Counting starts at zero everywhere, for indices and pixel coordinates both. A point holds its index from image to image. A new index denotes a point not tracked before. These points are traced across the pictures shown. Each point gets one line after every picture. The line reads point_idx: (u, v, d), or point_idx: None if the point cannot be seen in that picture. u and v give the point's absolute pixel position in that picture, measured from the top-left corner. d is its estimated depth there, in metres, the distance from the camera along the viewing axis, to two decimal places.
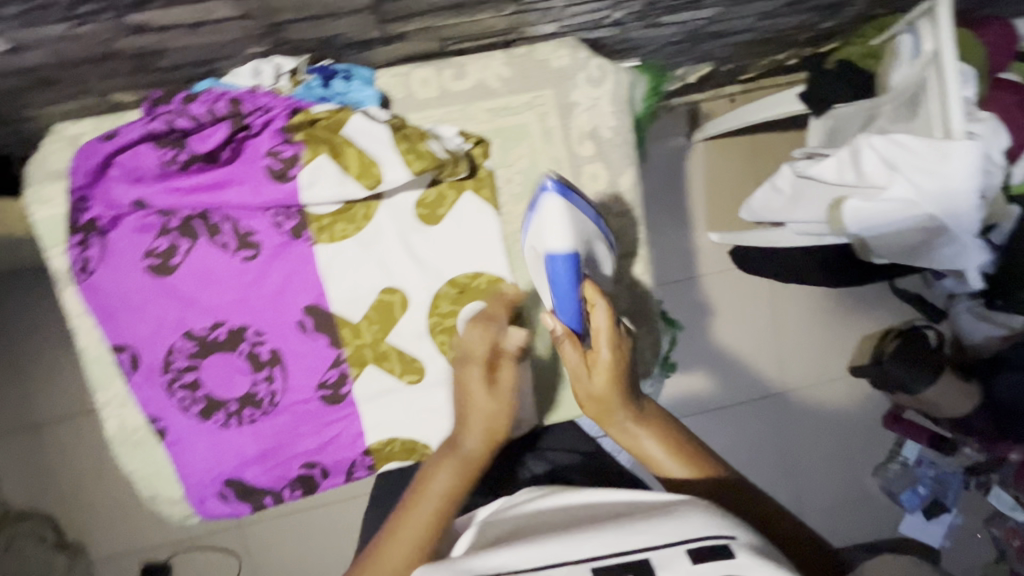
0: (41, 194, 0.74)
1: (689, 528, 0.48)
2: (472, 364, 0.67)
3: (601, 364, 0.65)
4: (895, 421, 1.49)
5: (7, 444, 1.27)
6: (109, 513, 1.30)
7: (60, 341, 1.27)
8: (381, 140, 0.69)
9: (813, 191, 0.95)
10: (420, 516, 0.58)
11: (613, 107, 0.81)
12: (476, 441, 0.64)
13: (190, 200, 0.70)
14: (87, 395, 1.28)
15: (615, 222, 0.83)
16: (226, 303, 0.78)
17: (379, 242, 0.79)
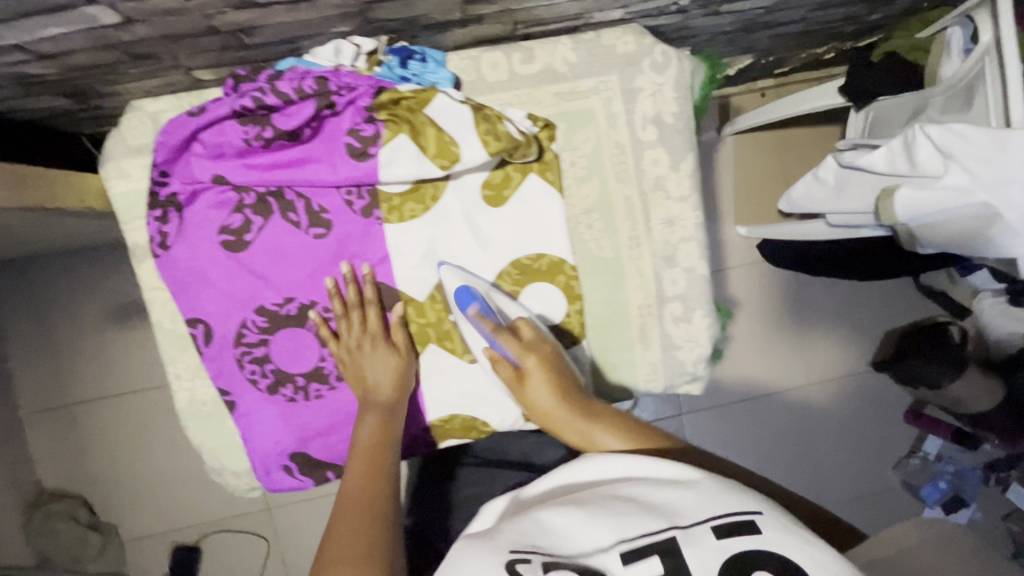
0: (121, 170, 0.77)
1: (716, 504, 0.44)
2: (372, 338, 0.79)
3: (536, 373, 0.69)
4: (916, 417, 1.51)
5: (45, 423, 1.29)
6: (142, 494, 1.32)
7: (101, 322, 1.29)
8: (463, 121, 0.71)
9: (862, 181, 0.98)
10: (356, 452, 0.69)
11: (676, 92, 0.82)
12: (386, 389, 0.77)
13: (272, 175, 0.73)
14: (125, 376, 1.30)
15: (674, 207, 0.85)
16: (297, 279, 0.80)
17: (446, 222, 0.80)
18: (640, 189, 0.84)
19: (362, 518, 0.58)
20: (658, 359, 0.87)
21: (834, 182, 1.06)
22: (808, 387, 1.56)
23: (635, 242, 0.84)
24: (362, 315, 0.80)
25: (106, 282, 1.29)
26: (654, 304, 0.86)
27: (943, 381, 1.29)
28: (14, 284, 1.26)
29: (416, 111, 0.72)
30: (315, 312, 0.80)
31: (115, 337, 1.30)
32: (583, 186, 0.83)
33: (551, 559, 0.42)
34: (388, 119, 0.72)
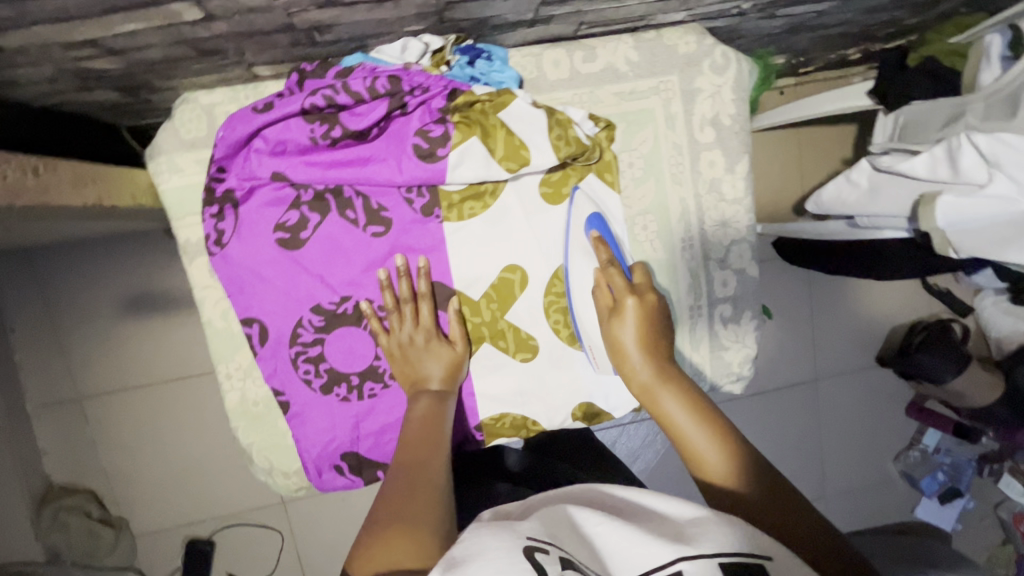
0: (173, 165, 0.75)
1: (715, 539, 0.43)
2: (431, 337, 0.79)
3: (630, 313, 0.70)
4: (917, 411, 1.51)
5: (54, 416, 1.26)
6: (156, 489, 1.31)
7: (117, 315, 1.26)
8: (534, 126, 0.74)
9: (902, 186, 0.94)
10: (409, 436, 0.68)
11: (734, 94, 0.84)
12: (439, 378, 0.77)
13: (335, 174, 0.73)
14: (142, 370, 1.28)
15: (728, 209, 0.86)
16: (353, 277, 0.79)
17: (505, 221, 0.81)
18: (695, 190, 0.85)
19: (413, 492, 0.57)
20: (707, 359, 0.89)
21: (867, 185, 1.01)
22: (816, 383, 1.51)
23: (687, 244, 0.86)
24: (414, 310, 0.79)
25: (123, 272, 1.26)
26: (703, 306, 0.88)
27: (945, 378, 1.28)
28: (23, 275, 1.22)
29: (488, 114, 0.74)
30: (367, 300, 0.79)
31: (130, 331, 1.27)
32: (640, 186, 0.84)
33: (567, 557, 0.43)
34: (460, 120, 0.74)
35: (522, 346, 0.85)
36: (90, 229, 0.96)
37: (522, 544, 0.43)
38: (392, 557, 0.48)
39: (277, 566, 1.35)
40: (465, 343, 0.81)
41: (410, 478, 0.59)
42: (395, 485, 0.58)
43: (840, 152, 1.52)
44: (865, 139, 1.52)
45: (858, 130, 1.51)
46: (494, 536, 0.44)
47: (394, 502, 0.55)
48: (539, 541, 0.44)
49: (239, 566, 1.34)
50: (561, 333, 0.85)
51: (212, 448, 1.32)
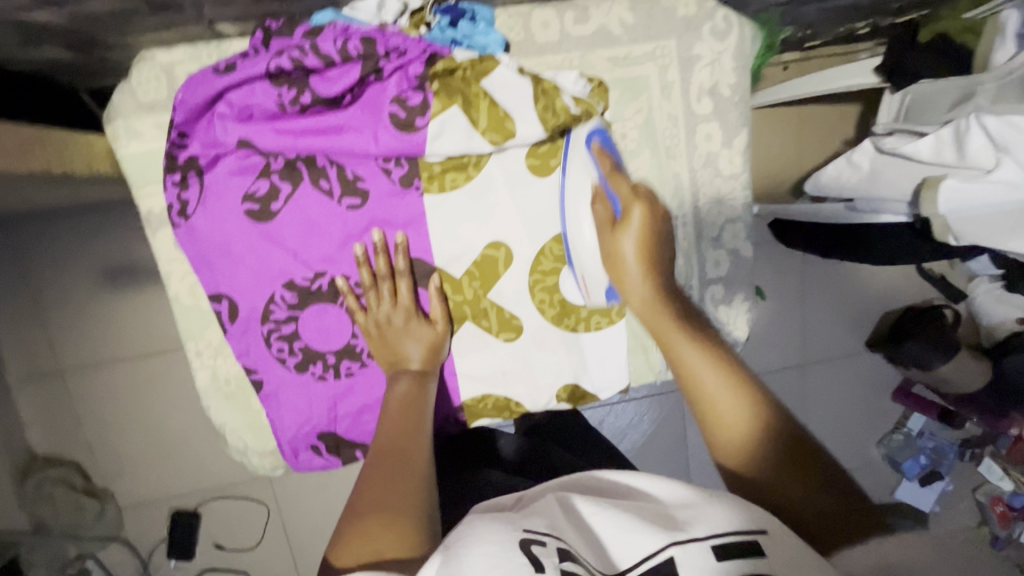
0: (131, 129, 0.69)
1: (715, 525, 0.41)
2: (411, 317, 0.75)
3: (636, 225, 0.63)
4: (902, 395, 1.50)
5: (35, 388, 1.23)
6: (137, 463, 1.29)
7: (91, 285, 1.23)
8: (519, 93, 0.70)
9: (901, 168, 0.91)
10: (388, 418, 0.65)
11: (734, 63, 0.79)
12: (420, 355, 0.74)
13: (306, 142, 0.68)
14: (120, 343, 1.25)
15: (724, 185, 0.83)
16: (328, 252, 0.76)
17: (489, 195, 0.77)
18: (691, 165, 0.81)
19: (398, 479, 0.55)
20: None
21: (869, 168, 0.96)
22: (805, 368, 1.50)
23: (678, 221, 0.82)
24: (392, 288, 0.75)
25: (101, 244, 1.22)
26: (695, 285, 0.85)
27: (933, 364, 1.29)
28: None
29: (470, 82, 0.69)
30: (343, 278, 0.75)
31: (107, 303, 1.24)
32: (637, 160, 0.79)
33: (565, 546, 0.41)
34: (439, 91, 0.69)
35: (505, 326, 0.82)
36: (59, 198, 0.92)
37: (516, 534, 0.40)
38: (374, 547, 0.46)
39: (265, 538, 1.34)
40: (446, 321, 0.78)
41: (387, 466, 0.57)
42: (374, 471, 0.56)
43: (841, 132, 1.47)
44: (866, 120, 1.47)
45: (860, 109, 1.46)
46: (491, 529, 0.41)
47: (373, 491, 0.53)
48: (535, 531, 0.41)
49: (227, 537, 1.33)
50: (546, 313, 0.82)
51: (194, 422, 1.29)
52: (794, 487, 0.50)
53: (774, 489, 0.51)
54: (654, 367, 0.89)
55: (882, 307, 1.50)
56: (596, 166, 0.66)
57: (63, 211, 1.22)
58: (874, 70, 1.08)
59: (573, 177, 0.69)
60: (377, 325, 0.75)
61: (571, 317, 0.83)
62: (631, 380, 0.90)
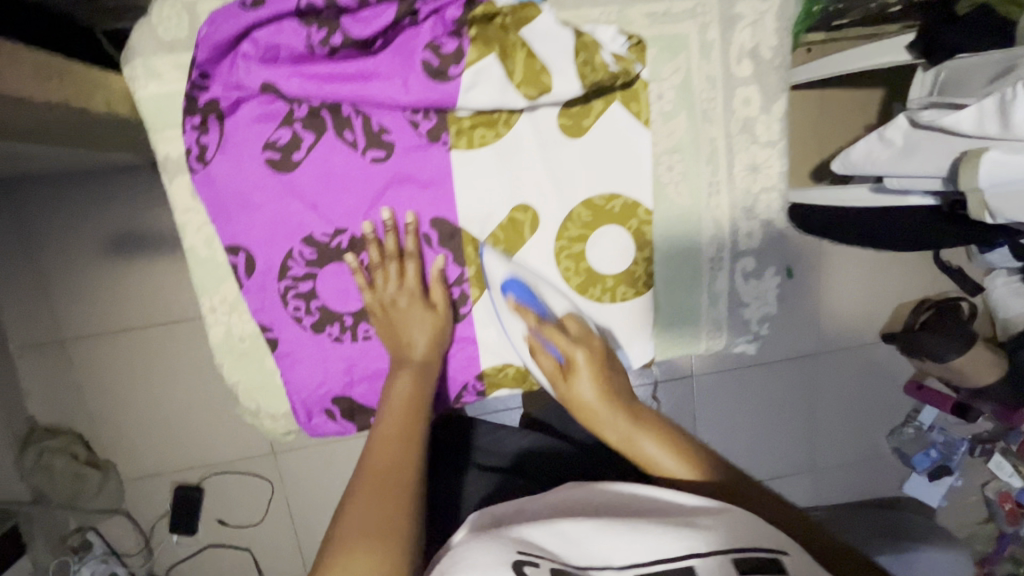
0: (150, 69, 0.66)
1: (715, 539, 0.47)
2: (415, 304, 0.74)
3: (584, 368, 0.66)
4: (915, 388, 1.42)
5: (37, 356, 1.22)
6: (141, 433, 1.27)
7: (96, 251, 1.20)
8: (558, 45, 0.66)
9: (938, 143, 0.82)
10: (386, 421, 0.64)
11: (778, 24, 0.75)
12: (424, 349, 0.73)
13: (333, 89, 0.65)
14: (127, 313, 1.22)
15: (760, 153, 0.79)
16: (350, 208, 0.73)
17: (518, 154, 0.74)
18: (727, 130, 0.77)
19: (387, 495, 0.54)
20: (722, 312, 0.85)
21: (904, 144, 0.88)
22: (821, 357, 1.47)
23: (713, 187, 0.79)
24: (399, 268, 0.74)
25: (108, 210, 1.20)
26: (726, 256, 0.82)
27: (948, 356, 1.25)
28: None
29: (509, 30, 0.66)
30: (352, 255, 0.73)
31: (112, 270, 1.21)
32: (670, 122, 0.76)
33: (557, 566, 0.46)
34: (476, 37, 0.65)
35: None
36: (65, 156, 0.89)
37: (511, 556, 0.45)
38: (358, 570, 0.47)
39: (268, 513, 1.32)
40: (448, 308, 0.76)
41: (375, 482, 0.55)
42: (360, 485, 0.56)
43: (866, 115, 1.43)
44: (891, 105, 1.41)
45: (887, 92, 1.41)
46: (483, 551, 0.46)
47: (364, 501, 0.54)
48: (529, 554, 0.46)
49: (230, 513, 1.32)
50: (571, 282, 0.79)
51: (198, 394, 1.27)
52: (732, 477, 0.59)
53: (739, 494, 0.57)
54: (679, 344, 0.85)
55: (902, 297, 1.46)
56: (524, 323, 0.72)
57: (68, 174, 1.19)
58: (907, 46, 0.98)
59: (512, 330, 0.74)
60: (382, 312, 0.74)
61: (596, 287, 0.80)
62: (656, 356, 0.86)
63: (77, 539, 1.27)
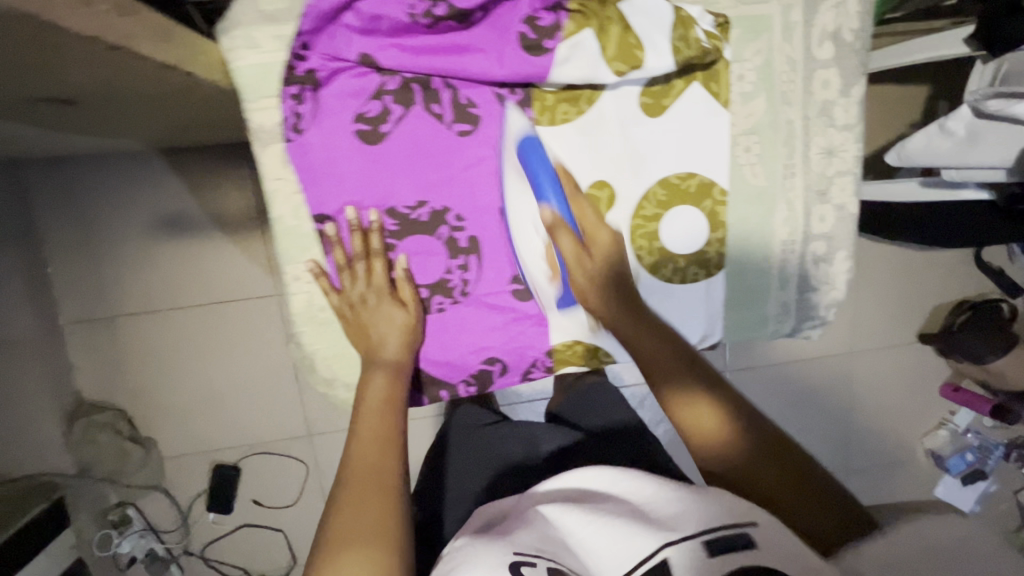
0: (250, 40, 0.66)
1: (690, 527, 0.49)
2: (381, 300, 0.75)
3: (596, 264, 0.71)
4: (952, 390, 1.46)
5: (86, 333, 1.30)
6: (185, 412, 1.34)
7: (147, 230, 1.28)
8: (656, 21, 0.67)
9: (1003, 135, 0.80)
10: (366, 420, 0.65)
11: (860, 7, 0.75)
12: (397, 347, 0.75)
13: (429, 61, 0.66)
14: (177, 296, 1.30)
15: (837, 137, 0.80)
16: (434, 180, 0.75)
17: (600, 131, 0.75)
18: (805, 112, 0.78)
19: (368, 502, 0.55)
20: (790, 296, 0.85)
21: (967, 134, 0.84)
22: (853, 356, 1.47)
23: (788, 170, 0.80)
24: (367, 267, 0.75)
25: (157, 195, 1.27)
26: (799, 240, 0.83)
27: (988, 358, 1.31)
28: (60, 187, 1.25)
29: (605, 6, 0.67)
30: (313, 260, 0.76)
31: (159, 255, 1.29)
32: (749, 103, 0.77)
33: (553, 564, 0.48)
34: (576, 10, 0.67)
35: None
36: (132, 129, 0.93)
37: (507, 558, 0.48)
38: None
39: (303, 493, 1.40)
40: (417, 303, 0.77)
41: (359, 486, 0.56)
42: (344, 493, 0.56)
43: None
44: (936, 102, 1.34)
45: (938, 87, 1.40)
46: (476, 557, 0.48)
47: (346, 513, 0.54)
48: (526, 554, 0.49)
49: (264, 494, 1.38)
50: (643, 260, 0.81)
51: (234, 376, 1.34)
52: (769, 479, 0.54)
53: (760, 487, 0.54)
54: (753, 326, 0.86)
55: (942, 296, 1.46)
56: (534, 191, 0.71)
57: (124, 157, 1.24)
58: (967, 37, 0.90)
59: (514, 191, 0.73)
60: (351, 310, 0.76)
61: (668, 266, 0.81)
62: (723, 337, 0.87)
63: (117, 514, 1.33)
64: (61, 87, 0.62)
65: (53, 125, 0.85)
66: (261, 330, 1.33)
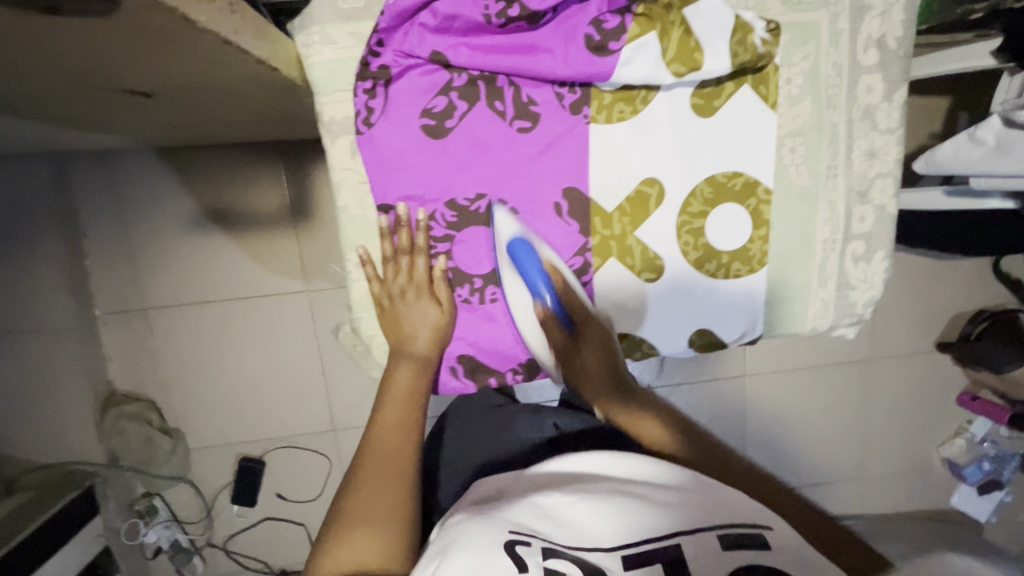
0: (326, 36, 0.70)
1: (686, 520, 0.56)
2: (417, 296, 0.79)
3: (587, 351, 0.80)
4: (969, 398, 1.48)
5: (119, 325, 1.32)
6: (215, 404, 1.36)
7: (182, 225, 1.28)
8: (718, 25, 0.70)
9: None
10: (390, 412, 0.73)
11: (905, 15, 0.78)
12: (425, 344, 0.79)
13: (499, 60, 0.70)
14: (208, 289, 1.30)
15: (878, 140, 0.83)
16: (493, 174, 0.78)
17: (652, 129, 0.79)
18: (849, 115, 0.81)
19: (387, 496, 0.64)
20: (829, 293, 0.88)
21: (996, 143, 0.86)
22: (871, 363, 1.49)
23: (830, 170, 0.83)
24: (410, 262, 0.79)
25: (193, 184, 1.26)
26: (839, 239, 0.86)
27: (1005, 367, 1.32)
28: (96, 178, 1.25)
29: (670, 10, 0.70)
30: (362, 248, 0.79)
31: (194, 246, 1.28)
32: (796, 105, 0.80)
33: (547, 545, 0.53)
34: (642, 13, 0.70)
35: (649, 265, 0.83)
36: (181, 120, 0.95)
37: (506, 536, 0.53)
38: (362, 558, 0.59)
39: (327, 486, 1.42)
40: (452, 304, 0.81)
41: (379, 476, 0.66)
42: (368, 479, 0.65)
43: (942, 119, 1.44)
44: (958, 112, 1.36)
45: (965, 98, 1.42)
46: (485, 529, 0.54)
47: (367, 499, 0.64)
48: (522, 534, 0.54)
49: (288, 488, 1.41)
50: (689, 256, 0.83)
51: (263, 373, 1.35)
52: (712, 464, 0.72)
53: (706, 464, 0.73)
54: (795, 321, 0.88)
55: (963, 305, 1.47)
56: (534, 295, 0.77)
57: (161, 152, 1.25)
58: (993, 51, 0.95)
59: (518, 299, 0.79)
60: (388, 304, 0.80)
61: (713, 261, 0.84)
62: (764, 331, 0.89)
63: (143, 504, 1.36)
64: (143, 77, 0.65)
65: (110, 117, 0.89)
66: (293, 327, 1.34)
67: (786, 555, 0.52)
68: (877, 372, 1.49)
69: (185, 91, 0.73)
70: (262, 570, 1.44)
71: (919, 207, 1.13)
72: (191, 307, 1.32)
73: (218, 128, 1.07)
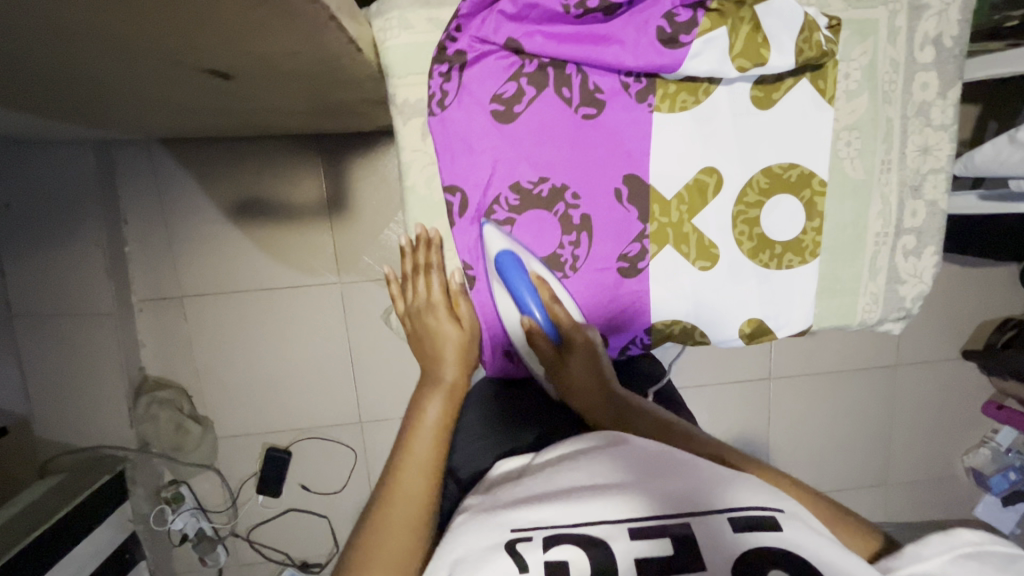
0: (404, 22, 0.72)
1: (702, 501, 0.48)
2: (435, 311, 0.85)
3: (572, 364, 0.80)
4: (995, 407, 1.48)
5: (155, 312, 1.33)
6: (245, 393, 1.37)
7: (221, 215, 1.30)
8: (785, 23, 0.73)
9: None
10: (422, 437, 0.69)
11: (961, 15, 0.80)
12: (454, 371, 0.81)
13: (573, 49, 0.73)
14: (242, 280, 1.32)
15: (931, 136, 0.84)
16: (557, 159, 0.79)
17: (712, 120, 0.81)
18: (903, 111, 0.83)
19: (403, 517, 0.58)
20: (879, 286, 0.89)
21: None
22: (898, 369, 1.49)
23: (885, 164, 0.84)
24: (427, 279, 0.85)
25: (234, 175, 1.29)
26: (891, 232, 0.87)
27: None
28: (137, 167, 1.27)
29: (740, 6, 0.73)
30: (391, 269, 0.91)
31: (231, 236, 1.31)
32: (853, 100, 0.82)
33: (551, 533, 0.47)
34: (714, 9, 0.72)
35: (703, 254, 0.84)
36: (237, 108, 0.98)
37: (503, 538, 0.47)
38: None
39: (351, 478, 1.43)
40: (472, 326, 0.85)
41: (395, 491, 0.61)
42: (387, 498, 0.60)
43: None
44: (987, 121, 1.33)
45: None
46: (479, 535, 0.49)
47: (382, 516, 0.58)
48: (523, 531, 0.48)
49: (313, 480, 1.42)
50: (742, 246, 0.85)
51: (294, 363, 1.37)
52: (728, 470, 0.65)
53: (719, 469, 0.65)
54: (844, 314, 0.89)
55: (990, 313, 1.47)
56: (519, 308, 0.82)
57: (199, 143, 1.27)
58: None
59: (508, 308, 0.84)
60: (414, 321, 0.87)
61: (766, 252, 0.85)
62: (813, 324, 0.90)
63: (171, 491, 1.36)
64: (224, 58, 0.67)
65: (169, 105, 0.91)
66: (326, 319, 1.35)
67: (812, 537, 0.46)
68: (904, 378, 1.49)
69: (256, 73, 0.75)
70: (283, 561, 1.44)
71: (957, 210, 1.14)
72: (224, 297, 1.33)
73: (266, 117, 1.09)
